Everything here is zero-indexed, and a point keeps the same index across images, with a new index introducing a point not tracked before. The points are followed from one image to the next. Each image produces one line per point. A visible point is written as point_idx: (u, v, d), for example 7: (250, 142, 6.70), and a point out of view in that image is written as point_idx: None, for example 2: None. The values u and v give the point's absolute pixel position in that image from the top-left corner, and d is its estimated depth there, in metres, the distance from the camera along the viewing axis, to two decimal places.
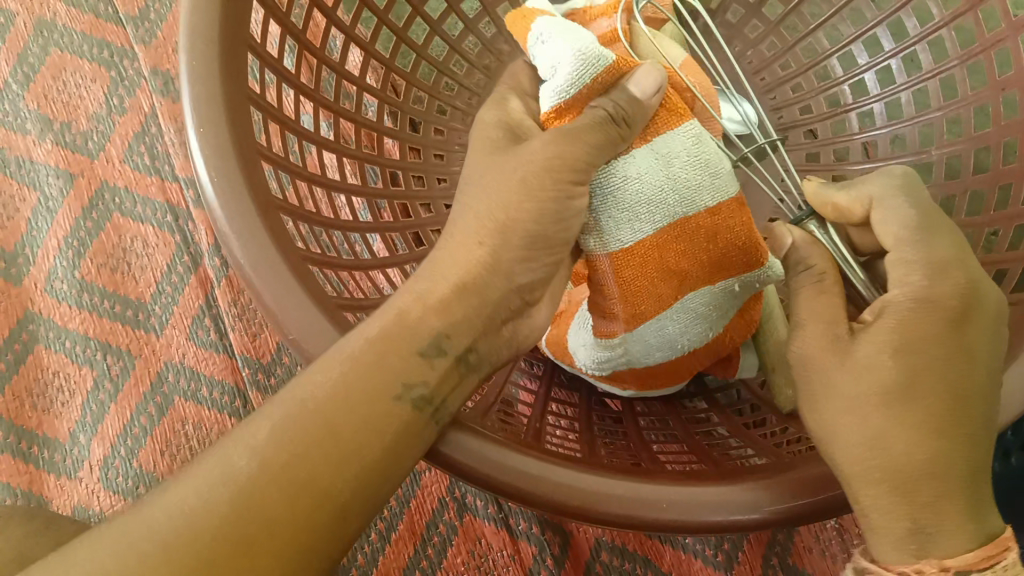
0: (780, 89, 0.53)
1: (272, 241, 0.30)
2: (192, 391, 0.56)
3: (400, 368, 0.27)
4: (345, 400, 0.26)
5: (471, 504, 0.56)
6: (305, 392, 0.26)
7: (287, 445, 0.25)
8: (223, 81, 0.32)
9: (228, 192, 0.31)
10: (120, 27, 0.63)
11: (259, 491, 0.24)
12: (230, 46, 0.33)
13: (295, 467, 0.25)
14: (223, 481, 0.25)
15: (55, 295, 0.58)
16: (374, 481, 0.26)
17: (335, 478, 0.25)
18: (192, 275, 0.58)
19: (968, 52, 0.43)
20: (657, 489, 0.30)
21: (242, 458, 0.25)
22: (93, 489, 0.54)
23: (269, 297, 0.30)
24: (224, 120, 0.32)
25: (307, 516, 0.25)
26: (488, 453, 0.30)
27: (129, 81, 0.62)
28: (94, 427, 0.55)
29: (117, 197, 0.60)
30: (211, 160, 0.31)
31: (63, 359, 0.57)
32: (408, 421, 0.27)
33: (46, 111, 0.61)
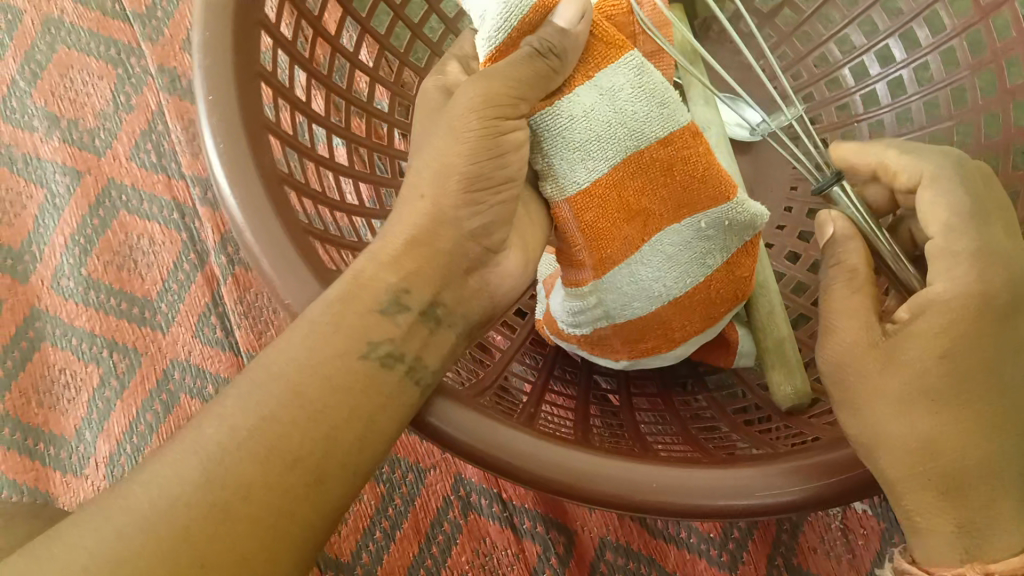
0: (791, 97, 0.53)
1: (276, 212, 0.30)
2: (197, 388, 0.56)
3: (366, 326, 0.27)
4: (314, 366, 0.26)
5: (475, 502, 0.56)
6: (272, 359, 0.26)
7: (256, 409, 0.25)
8: (236, 54, 0.32)
9: (236, 169, 0.31)
10: (127, 25, 0.63)
11: (227, 455, 0.24)
12: (244, 28, 0.33)
13: (266, 430, 0.25)
14: (195, 450, 0.24)
15: (61, 292, 0.58)
16: (352, 448, 0.26)
17: (307, 443, 0.25)
18: (199, 273, 0.58)
19: (979, 62, 0.43)
20: (656, 472, 0.30)
21: (213, 426, 0.25)
22: (98, 486, 0.54)
23: (269, 265, 0.30)
24: (233, 92, 0.32)
25: (280, 478, 0.24)
26: (482, 428, 0.30)
27: (137, 79, 0.62)
28: (100, 425, 0.55)
29: (124, 194, 0.60)
30: (220, 138, 0.31)
31: (69, 355, 0.57)
32: (375, 384, 0.27)
33: (54, 108, 0.61)
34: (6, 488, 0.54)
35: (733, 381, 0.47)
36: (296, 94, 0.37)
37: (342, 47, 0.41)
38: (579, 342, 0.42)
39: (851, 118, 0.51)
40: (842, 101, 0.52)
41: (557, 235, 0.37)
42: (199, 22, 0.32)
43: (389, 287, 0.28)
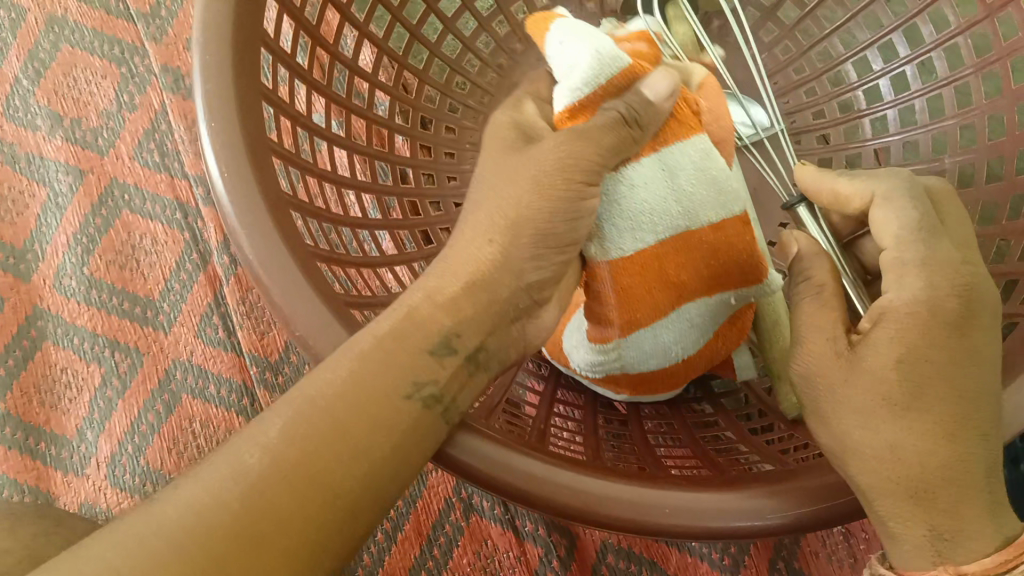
0: (794, 93, 0.53)
1: (281, 237, 0.31)
2: (199, 389, 0.56)
3: (407, 367, 0.28)
4: (354, 401, 0.27)
5: (477, 505, 0.56)
6: (314, 391, 0.27)
7: (298, 443, 0.25)
8: (236, 75, 0.32)
9: (237, 184, 0.31)
10: (131, 24, 0.63)
11: (269, 485, 0.25)
12: (242, 42, 0.33)
13: (307, 465, 0.25)
14: (235, 479, 0.25)
15: (64, 291, 0.58)
16: (382, 476, 0.26)
17: (343, 477, 0.26)
18: (202, 273, 0.58)
19: (984, 60, 0.43)
20: (663, 492, 0.30)
21: (252, 455, 0.25)
22: (100, 485, 0.54)
23: (279, 295, 0.30)
24: (236, 115, 0.32)
25: (315, 511, 0.25)
26: (493, 452, 0.30)
27: (140, 78, 0.62)
28: (102, 424, 0.55)
29: (126, 194, 0.60)
30: (220, 153, 0.31)
31: (71, 355, 0.57)
32: (412, 423, 0.27)
33: (56, 107, 0.61)
34: (7, 488, 0.53)
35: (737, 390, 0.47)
36: (296, 105, 0.37)
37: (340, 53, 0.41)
38: (588, 377, 0.42)
39: (853, 115, 0.51)
40: (844, 97, 0.52)
41: (590, 292, 0.37)
42: (199, 34, 0.32)
43: (397, 302, 0.29)
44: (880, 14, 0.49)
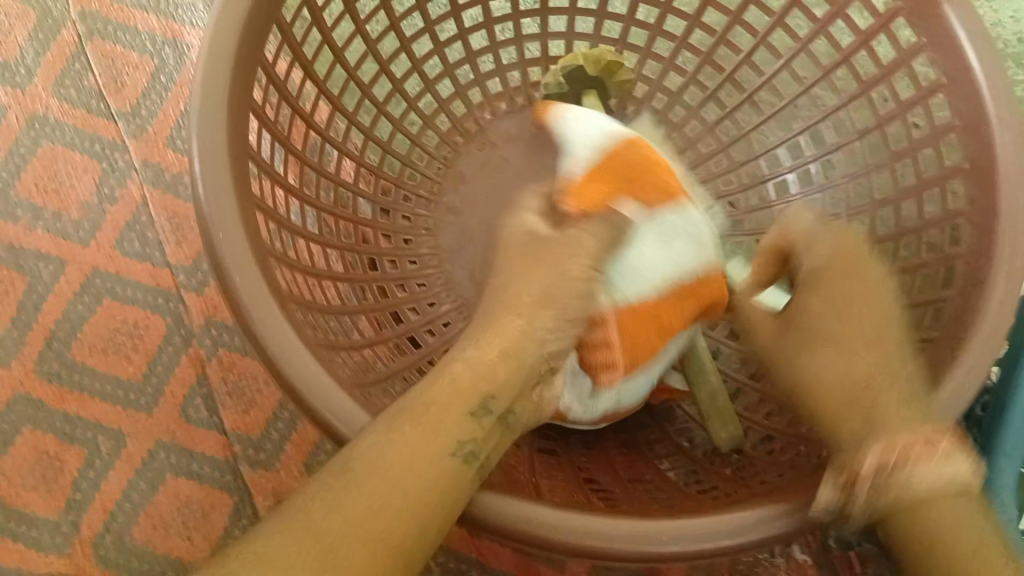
0: (713, 181, 0.60)
1: (265, 281, 0.37)
2: (185, 467, 0.57)
3: (454, 429, 0.35)
4: (407, 453, 0.34)
5: (455, 567, 0.57)
6: (366, 458, 0.33)
7: (362, 476, 0.33)
8: (227, 133, 0.38)
9: (254, 302, 0.36)
10: (112, 121, 0.65)
11: (353, 491, 0.32)
12: (235, 165, 0.38)
13: (388, 491, 0.33)
14: (311, 523, 0.31)
15: (45, 375, 0.59)
16: (430, 513, 0.33)
17: (406, 514, 0.33)
18: (185, 354, 0.60)
19: (867, 129, 0.52)
20: (659, 525, 0.35)
21: (320, 511, 0.32)
22: (86, 565, 0.55)
23: (260, 327, 0.36)
24: (228, 177, 0.37)
25: (392, 537, 0.32)
26: (516, 510, 0.35)
27: (120, 172, 0.64)
28: (84, 506, 0.56)
29: (108, 281, 0.62)
30: (237, 271, 0.36)
31: (55, 438, 0.58)
32: (451, 476, 0.34)
33: (38, 199, 0.63)
34: None
35: (693, 427, 0.52)
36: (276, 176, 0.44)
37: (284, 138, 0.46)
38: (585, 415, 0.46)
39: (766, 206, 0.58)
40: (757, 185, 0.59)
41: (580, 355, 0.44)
42: (200, 169, 0.37)
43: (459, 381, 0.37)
44: (792, 116, 0.58)
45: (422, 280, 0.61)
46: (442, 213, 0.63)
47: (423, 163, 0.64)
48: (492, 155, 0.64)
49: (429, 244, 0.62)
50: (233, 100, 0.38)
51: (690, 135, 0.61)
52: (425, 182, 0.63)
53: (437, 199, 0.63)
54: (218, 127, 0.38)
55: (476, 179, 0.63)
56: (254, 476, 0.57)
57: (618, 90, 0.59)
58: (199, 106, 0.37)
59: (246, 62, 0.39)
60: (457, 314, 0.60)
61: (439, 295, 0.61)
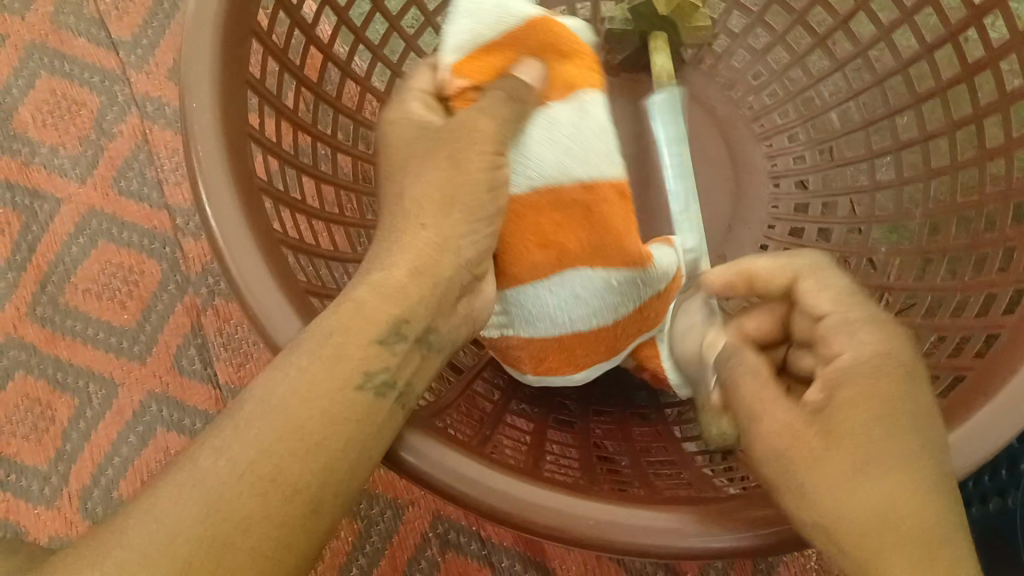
0: (776, 138, 0.53)
1: (266, 261, 0.30)
2: (175, 421, 0.55)
3: (364, 355, 0.25)
4: (315, 398, 0.24)
5: (454, 538, 0.54)
6: (272, 397, 0.24)
7: (274, 431, 0.23)
8: (220, 115, 0.31)
9: (244, 264, 0.30)
10: (112, 51, 0.62)
11: (255, 445, 0.23)
12: (228, 126, 0.32)
13: (289, 434, 0.23)
14: (192, 486, 0.22)
15: (38, 319, 0.57)
16: (351, 471, 0.24)
17: (311, 477, 0.23)
18: (179, 303, 0.57)
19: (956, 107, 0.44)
20: (620, 510, 0.29)
21: (208, 461, 0.22)
22: (70, 519, 0.53)
23: (256, 303, 0.30)
24: (223, 157, 0.31)
25: (281, 515, 0.22)
26: (483, 479, 0.28)
27: (120, 106, 0.61)
28: (73, 457, 0.55)
29: (104, 223, 0.59)
30: (224, 233, 0.30)
31: (44, 386, 0.56)
32: (369, 416, 0.25)
33: (35, 134, 0.60)
34: None
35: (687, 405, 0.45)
36: (283, 102, 0.37)
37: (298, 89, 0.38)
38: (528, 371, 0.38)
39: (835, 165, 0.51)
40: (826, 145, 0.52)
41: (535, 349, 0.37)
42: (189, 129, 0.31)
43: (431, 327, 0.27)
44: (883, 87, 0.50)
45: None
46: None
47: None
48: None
49: None
50: (223, 53, 0.32)
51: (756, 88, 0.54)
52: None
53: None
54: (208, 78, 0.32)
55: None
56: None
57: (690, 36, 0.50)
58: (190, 64, 0.32)
59: (239, 27, 0.33)
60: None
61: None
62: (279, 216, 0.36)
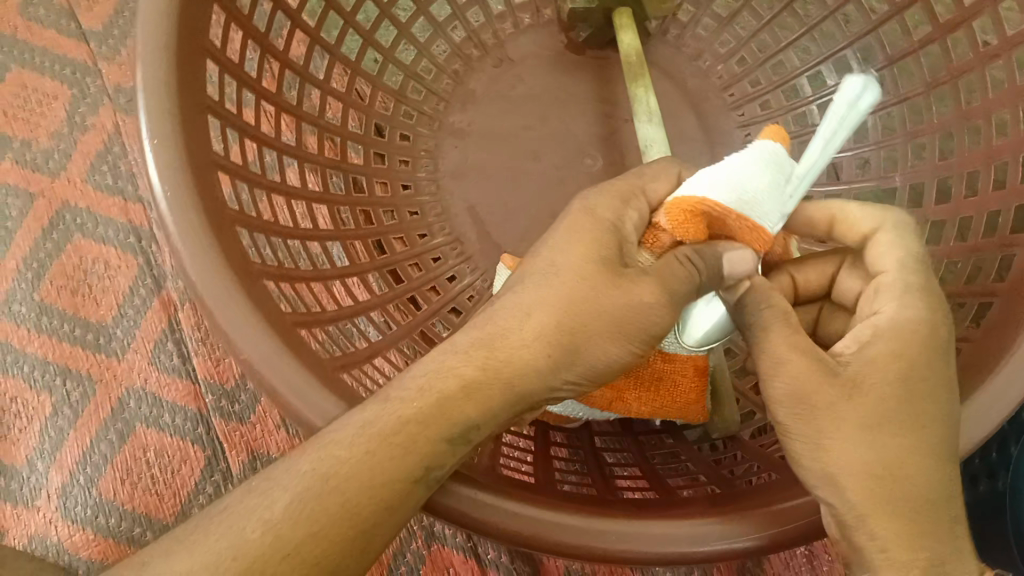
0: (748, 106, 0.52)
1: (223, 257, 0.29)
2: (154, 417, 0.54)
3: (413, 422, 0.26)
4: (354, 468, 0.25)
5: (438, 532, 0.53)
6: (318, 466, 0.25)
7: (313, 494, 0.25)
8: (178, 101, 0.31)
9: (207, 271, 0.29)
10: (83, 43, 0.60)
11: (299, 506, 0.25)
12: (187, 129, 0.31)
13: (327, 498, 0.25)
14: (231, 551, 0.24)
15: (13, 317, 0.56)
16: (386, 522, 0.26)
17: (346, 535, 0.25)
18: (156, 298, 0.56)
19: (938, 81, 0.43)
20: (618, 521, 0.29)
21: (250, 530, 0.24)
22: (50, 519, 0.53)
23: (216, 311, 0.29)
24: (181, 145, 0.30)
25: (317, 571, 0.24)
26: (477, 496, 0.29)
27: (92, 98, 0.60)
28: (52, 455, 0.54)
29: (79, 218, 0.58)
30: (184, 238, 0.29)
31: (21, 384, 0.55)
32: (406, 478, 0.26)
33: (6, 128, 0.59)
34: None
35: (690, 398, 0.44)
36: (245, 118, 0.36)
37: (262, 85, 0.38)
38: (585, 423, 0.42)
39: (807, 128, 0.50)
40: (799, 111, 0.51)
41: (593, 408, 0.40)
42: (147, 136, 0.30)
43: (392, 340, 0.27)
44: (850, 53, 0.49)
45: (415, 208, 0.50)
46: (446, 135, 0.52)
47: (430, 77, 0.52)
48: (509, 72, 0.53)
49: (428, 167, 0.51)
50: (179, 59, 0.31)
51: (730, 64, 0.53)
52: (429, 99, 0.52)
53: (441, 118, 0.52)
54: (166, 83, 0.31)
55: (488, 97, 0.53)
56: (226, 429, 0.54)
57: (656, 11, 0.49)
58: (144, 68, 0.31)
59: (195, 16, 0.32)
60: (451, 250, 0.50)
61: (433, 227, 0.50)
62: (255, 244, 0.34)
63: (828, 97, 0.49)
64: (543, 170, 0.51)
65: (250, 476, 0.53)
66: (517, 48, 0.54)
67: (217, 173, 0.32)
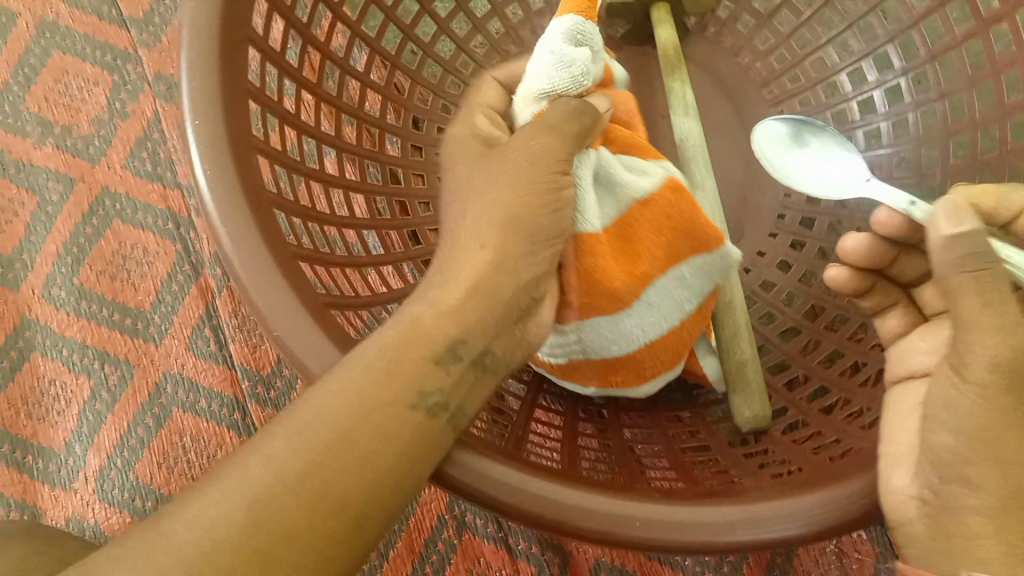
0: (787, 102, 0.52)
1: (263, 235, 0.29)
2: (190, 402, 0.55)
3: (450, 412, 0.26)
4: (371, 419, 0.25)
5: (470, 520, 0.54)
6: (332, 408, 0.24)
7: (324, 440, 0.24)
8: (223, 76, 0.31)
9: (244, 246, 0.29)
10: (123, 30, 0.61)
11: (318, 449, 0.24)
12: (230, 115, 0.31)
13: (340, 447, 0.24)
14: (241, 494, 0.23)
15: (52, 301, 0.57)
16: (393, 490, 0.25)
17: (352, 490, 0.24)
18: (193, 285, 0.57)
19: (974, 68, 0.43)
20: (709, 512, 0.28)
21: (256, 467, 0.23)
22: (88, 501, 0.53)
23: (253, 288, 0.28)
24: (222, 117, 0.30)
25: (323, 522, 0.23)
26: (557, 487, 0.27)
27: (133, 86, 0.60)
28: (90, 438, 0.55)
29: (118, 204, 0.58)
30: (224, 215, 0.29)
31: (59, 366, 0.56)
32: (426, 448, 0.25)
33: (47, 113, 0.60)
34: None
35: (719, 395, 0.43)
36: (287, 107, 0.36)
37: (303, 74, 0.38)
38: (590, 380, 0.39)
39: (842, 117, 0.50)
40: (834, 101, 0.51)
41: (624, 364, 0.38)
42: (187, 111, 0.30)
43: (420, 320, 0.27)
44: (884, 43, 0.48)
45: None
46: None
47: (466, 71, 0.52)
48: None
49: None
50: (224, 42, 0.31)
51: (770, 61, 0.53)
52: (466, 94, 0.52)
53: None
54: (209, 66, 0.31)
55: None
56: (262, 416, 0.54)
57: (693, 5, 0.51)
58: (188, 57, 0.31)
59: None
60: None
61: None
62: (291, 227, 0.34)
63: (869, 90, 0.49)
64: None
65: None
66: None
67: (257, 155, 0.32)
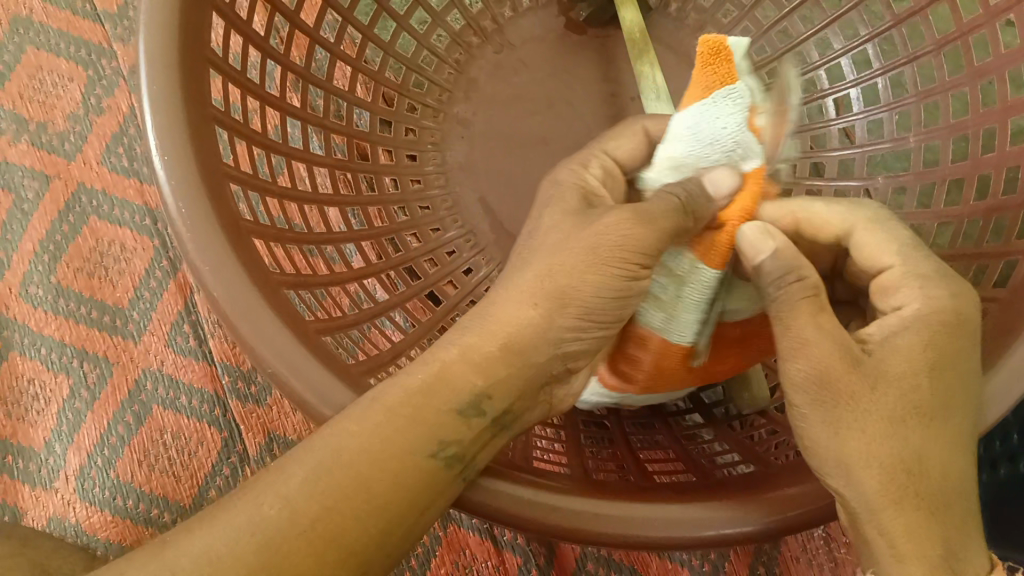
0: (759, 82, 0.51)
1: (240, 263, 0.29)
2: (171, 399, 0.54)
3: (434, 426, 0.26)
4: (378, 453, 0.25)
5: (455, 513, 0.53)
6: (340, 445, 0.25)
7: (331, 479, 0.25)
8: (186, 105, 0.30)
9: (222, 282, 0.28)
10: (97, 24, 0.60)
11: (324, 488, 0.25)
12: (194, 126, 0.30)
13: (352, 487, 0.25)
14: (251, 532, 0.24)
15: (30, 299, 0.57)
16: (401, 526, 0.26)
17: (361, 533, 0.25)
18: (171, 280, 0.56)
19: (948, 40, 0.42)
20: (654, 510, 0.29)
21: (269, 505, 0.25)
22: (69, 500, 0.53)
23: (236, 321, 0.28)
24: (189, 148, 0.30)
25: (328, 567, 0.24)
26: (514, 492, 0.28)
27: (108, 81, 0.60)
28: (70, 437, 0.54)
29: (94, 200, 0.58)
30: (198, 247, 0.29)
31: (38, 365, 0.55)
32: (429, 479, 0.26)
33: (21, 110, 0.59)
34: None
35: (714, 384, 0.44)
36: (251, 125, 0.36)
37: (264, 89, 0.37)
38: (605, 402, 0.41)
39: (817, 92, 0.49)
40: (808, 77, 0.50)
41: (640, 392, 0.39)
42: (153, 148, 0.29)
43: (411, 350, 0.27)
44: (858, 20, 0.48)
45: (425, 203, 0.50)
46: (453, 125, 0.51)
47: (431, 69, 0.52)
48: (511, 57, 0.52)
49: (436, 161, 0.51)
50: (183, 68, 0.31)
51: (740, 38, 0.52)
52: (433, 91, 0.52)
53: (446, 110, 0.51)
54: (172, 97, 0.30)
55: (500, 81, 0.52)
56: (243, 411, 0.54)
57: None
58: (145, 68, 0.30)
59: (200, 18, 0.32)
60: (464, 243, 0.50)
61: (445, 220, 0.50)
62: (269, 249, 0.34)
63: (838, 61, 0.49)
64: (554, 153, 0.50)
65: (266, 457, 0.53)
66: (517, 31, 0.53)
67: (229, 184, 0.31)
